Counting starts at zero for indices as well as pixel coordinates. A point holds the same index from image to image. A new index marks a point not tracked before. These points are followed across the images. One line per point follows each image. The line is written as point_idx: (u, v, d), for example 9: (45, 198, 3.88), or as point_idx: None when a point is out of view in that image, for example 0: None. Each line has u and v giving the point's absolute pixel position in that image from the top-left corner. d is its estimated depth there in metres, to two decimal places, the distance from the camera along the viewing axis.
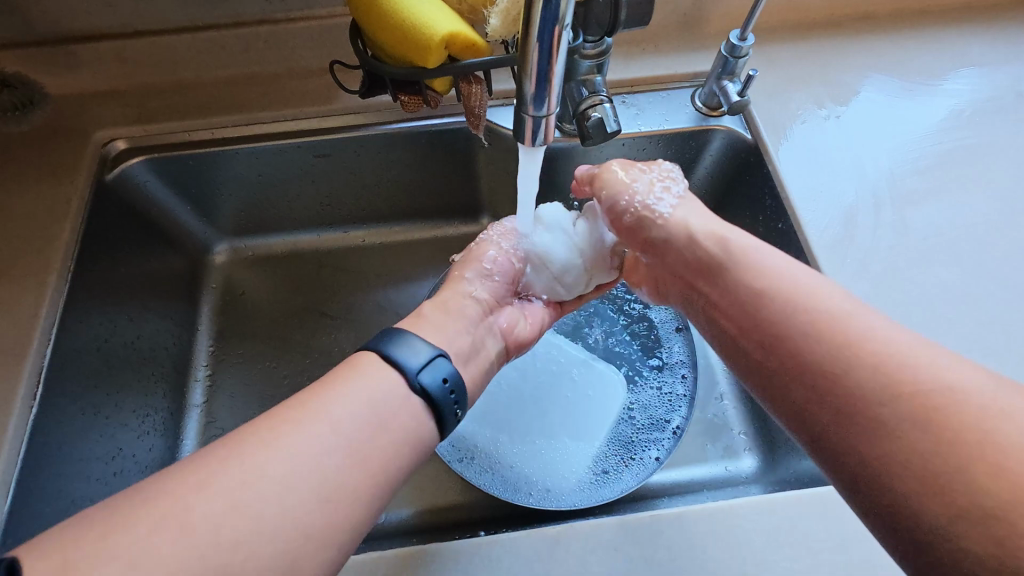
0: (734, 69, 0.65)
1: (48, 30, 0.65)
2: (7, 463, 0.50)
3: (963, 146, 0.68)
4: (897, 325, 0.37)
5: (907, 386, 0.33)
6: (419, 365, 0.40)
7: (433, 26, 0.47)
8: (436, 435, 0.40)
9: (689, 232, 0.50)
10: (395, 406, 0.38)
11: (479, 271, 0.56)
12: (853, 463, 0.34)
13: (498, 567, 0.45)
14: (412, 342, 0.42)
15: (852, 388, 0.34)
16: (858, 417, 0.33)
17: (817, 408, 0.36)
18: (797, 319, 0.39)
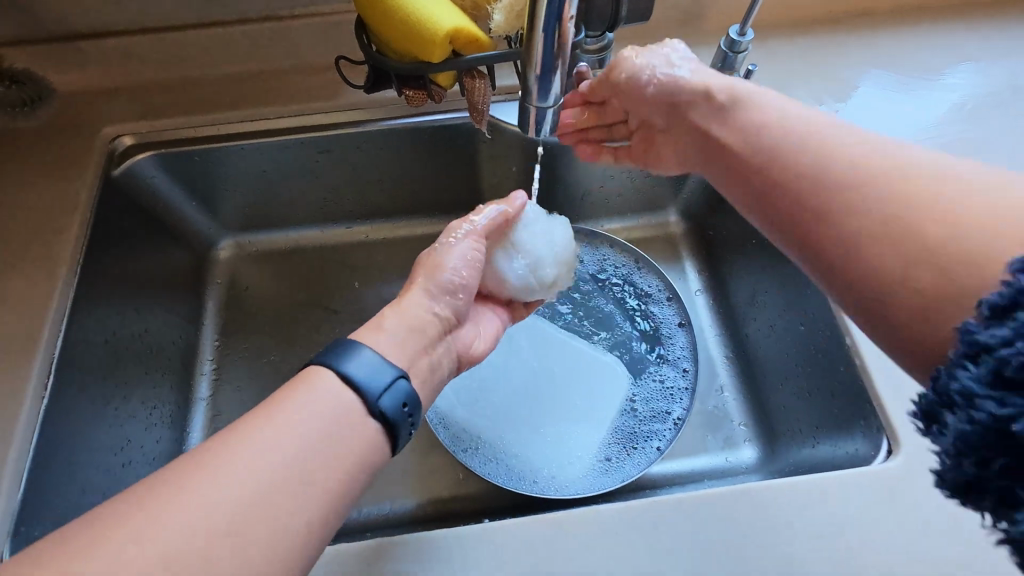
0: (734, 64, 0.65)
1: (54, 27, 0.66)
2: (19, 452, 0.51)
3: (961, 140, 0.68)
4: (899, 150, 0.40)
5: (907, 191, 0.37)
6: (381, 390, 0.39)
7: (437, 21, 0.47)
8: (389, 454, 0.39)
9: (706, 90, 0.51)
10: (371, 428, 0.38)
11: (440, 286, 0.50)
12: (838, 259, 0.39)
13: (501, 552, 0.45)
14: (368, 355, 0.40)
15: (857, 199, 0.38)
16: (846, 220, 0.38)
17: (812, 221, 0.41)
18: (805, 147, 0.43)
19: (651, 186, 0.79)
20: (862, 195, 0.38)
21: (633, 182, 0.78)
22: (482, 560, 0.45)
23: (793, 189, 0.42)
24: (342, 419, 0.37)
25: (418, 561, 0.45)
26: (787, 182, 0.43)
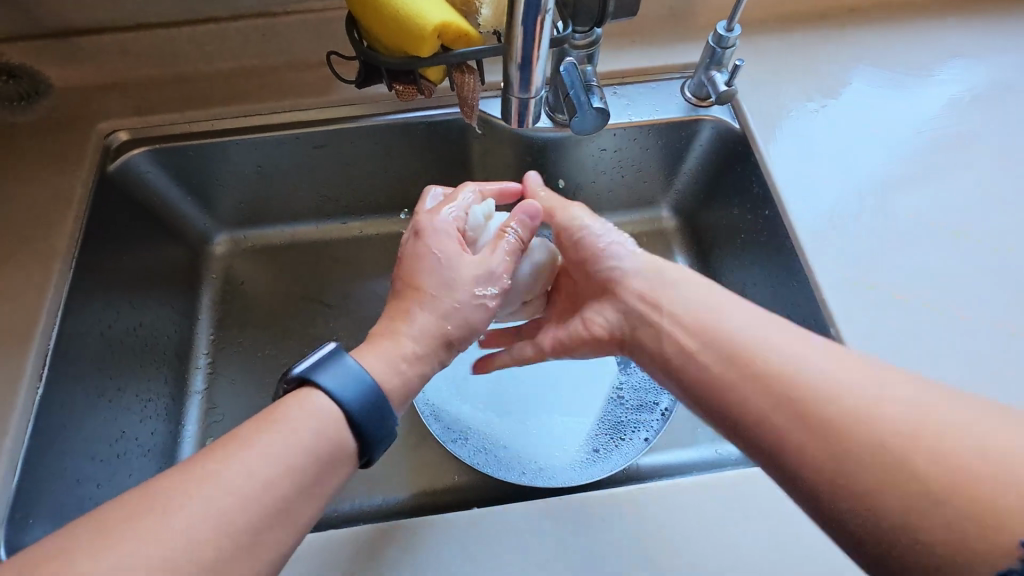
0: (722, 59, 0.66)
1: (49, 22, 0.67)
2: (15, 441, 0.52)
3: (945, 134, 0.69)
4: (825, 352, 0.41)
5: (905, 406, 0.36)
6: (375, 424, 0.41)
7: (425, 15, 0.48)
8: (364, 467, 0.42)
9: (652, 268, 0.54)
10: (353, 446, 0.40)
11: (456, 304, 0.50)
12: (808, 475, 0.37)
13: (491, 538, 0.47)
14: (355, 371, 0.41)
15: (815, 436, 0.37)
16: (807, 453, 0.37)
17: (768, 434, 0.39)
18: (780, 348, 0.42)
19: (642, 182, 0.80)
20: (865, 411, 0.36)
21: (624, 177, 0.79)
22: (472, 545, 0.46)
23: (774, 389, 0.40)
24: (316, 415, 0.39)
25: (409, 547, 0.46)
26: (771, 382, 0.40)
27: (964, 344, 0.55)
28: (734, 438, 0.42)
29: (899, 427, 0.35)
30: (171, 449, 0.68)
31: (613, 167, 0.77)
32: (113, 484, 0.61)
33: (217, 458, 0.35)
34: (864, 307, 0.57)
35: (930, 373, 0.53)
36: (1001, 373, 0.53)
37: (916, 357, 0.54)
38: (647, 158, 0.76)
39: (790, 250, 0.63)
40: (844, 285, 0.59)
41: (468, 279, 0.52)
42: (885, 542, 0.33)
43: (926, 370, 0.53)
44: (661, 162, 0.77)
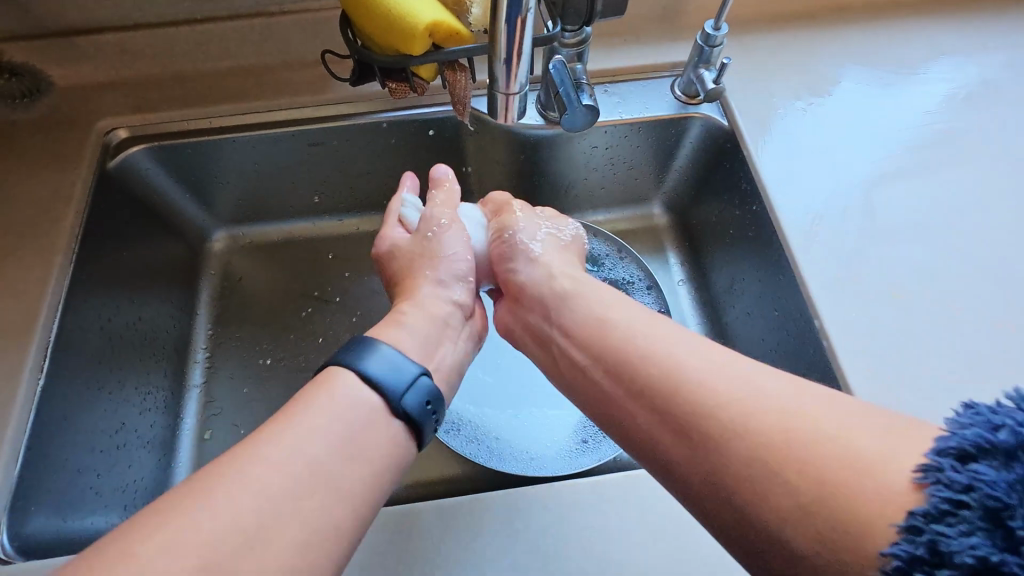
0: (710, 57, 0.67)
1: (49, 23, 0.68)
2: (17, 431, 0.53)
3: (930, 131, 0.71)
4: (702, 361, 0.43)
5: (790, 414, 0.37)
6: (402, 390, 0.43)
7: (416, 15, 0.49)
8: (414, 446, 0.43)
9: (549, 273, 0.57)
10: (385, 426, 0.41)
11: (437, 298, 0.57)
12: (704, 493, 0.38)
13: (482, 524, 0.49)
14: (387, 354, 0.45)
15: (704, 450, 0.38)
16: (701, 469, 0.38)
17: (665, 452, 0.40)
18: (678, 357, 0.43)
19: (634, 178, 0.81)
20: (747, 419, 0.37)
21: (616, 174, 0.80)
22: (464, 531, 0.48)
23: (662, 405, 0.41)
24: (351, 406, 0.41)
25: (403, 532, 0.48)
26: (666, 395, 0.41)
27: (945, 335, 0.57)
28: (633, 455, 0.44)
29: (777, 433, 0.36)
30: (170, 441, 0.70)
31: (605, 164, 0.78)
32: (113, 475, 0.62)
33: (240, 462, 0.36)
34: (848, 301, 0.59)
35: (911, 365, 0.55)
36: (1001, 373, 0.54)
37: (899, 349, 0.56)
38: (639, 155, 0.77)
39: (777, 245, 0.64)
40: (827, 277, 0.60)
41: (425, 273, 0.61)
42: (767, 545, 0.35)
43: (908, 362, 0.55)
44: (651, 159, 0.78)
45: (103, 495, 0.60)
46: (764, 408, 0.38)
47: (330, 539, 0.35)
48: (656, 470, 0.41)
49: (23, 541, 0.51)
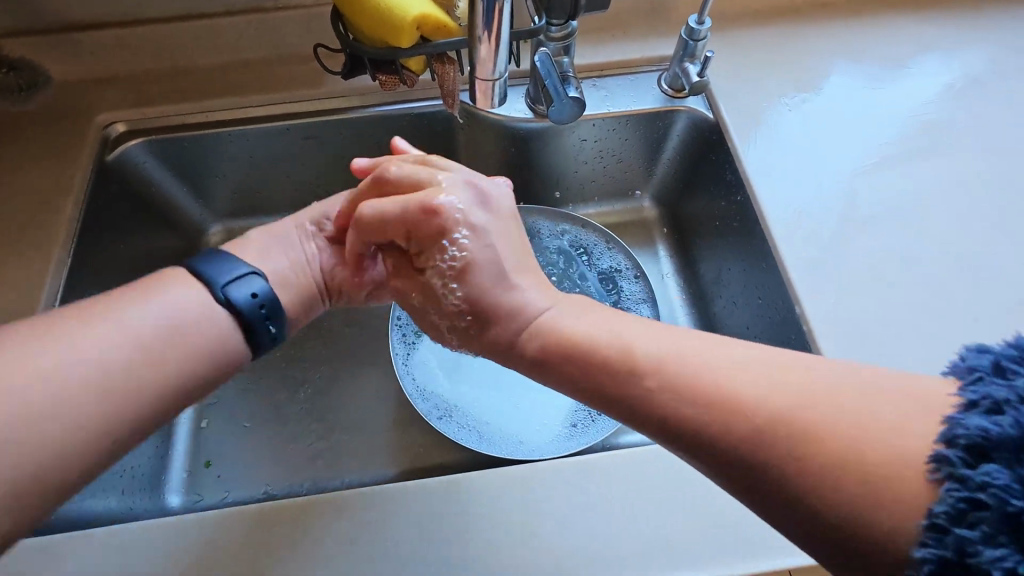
0: (695, 51, 0.69)
1: (49, 17, 0.69)
2: None
3: (912, 125, 0.72)
4: (679, 341, 0.41)
5: (760, 378, 0.37)
6: (226, 281, 0.49)
7: (405, 8, 0.51)
8: (244, 343, 0.49)
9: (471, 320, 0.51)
10: (203, 313, 0.47)
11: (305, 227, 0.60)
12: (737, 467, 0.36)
13: (470, 503, 0.50)
14: (224, 258, 0.51)
15: (717, 425, 0.36)
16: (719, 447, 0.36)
17: (676, 434, 0.38)
18: (640, 346, 0.41)
19: (623, 172, 0.82)
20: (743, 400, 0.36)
21: (605, 167, 0.81)
22: (452, 511, 0.50)
23: (658, 385, 0.39)
24: (177, 296, 0.47)
25: (393, 512, 0.50)
26: (659, 376, 0.39)
27: (925, 323, 0.58)
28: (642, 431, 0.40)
29: (772, 407, 0.35)
30: (167, 428, 0.71)
31: (594, 157, 0.80)
32: None
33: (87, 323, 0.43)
34: (831, 289, 0.60)
35: (892, 351, 0.56)
36: None
37: (880, 336, 0.57)
38: (627, 148, 0.79)
39: (761, 236, 0.66)
40: (810, 266, 0.62)
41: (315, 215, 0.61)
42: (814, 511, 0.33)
43: (889, 348, 0.56)
44: (640, 152, 0.80)
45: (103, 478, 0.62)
46: (747, 385, 0.36)
47: (125, 402, 0.41)
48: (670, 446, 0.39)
49: None
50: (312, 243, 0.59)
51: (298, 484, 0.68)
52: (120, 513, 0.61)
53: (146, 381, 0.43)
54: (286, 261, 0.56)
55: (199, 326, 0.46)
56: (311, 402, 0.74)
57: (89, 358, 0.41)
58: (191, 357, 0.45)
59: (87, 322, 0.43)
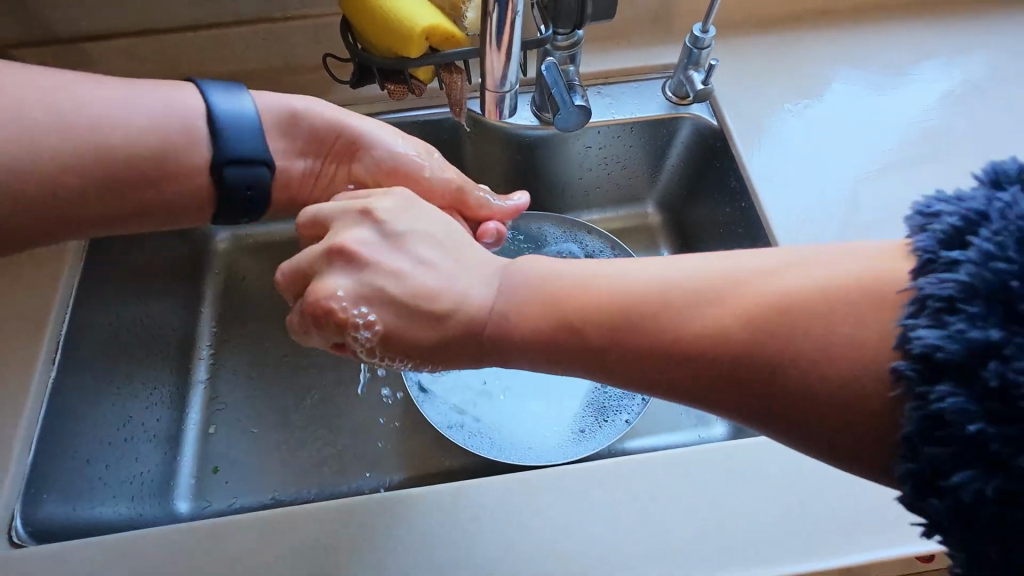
0: (699, 59, 0.70)
1: (60, 28, 0.70)
2: (31, 418, 0.57)
3: (915, 132, 0.73)
4: (654, 280, 0.40)
5: (708, 302, 0.37)
6: (237, 157, 0.53)
7: (414, 19, 0.52)
8: (213, 209, 0.55)
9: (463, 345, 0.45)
10: (199, 169, 0.52)
11: (339, 138, 0.58)
12: (753, 406, 0.36)
13: (479, 510, 0.50)
14: (251, 128, 0.54)
15: (702, 363, 0.37)
16: (723, 390, 0.37)
17: (681, 386, 0.38)
18: (613, 291, 0.40)
19: (627, 178, 0.83)
20: (687, 329, 0.37)
21: (610, 174, 0.82)
22: (462, 518, 0.50)
23: (639, 339, 0.39)
24: (177, 141, 0.51)
25: (404, 520, 0.50)
26: (645, 330, 0.38)
27: None
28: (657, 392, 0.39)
29: (741, 338, 0.36)
30: (177, 434, 0.71)
31: (599, 164, 0.80)
32: (121, 468, 0.64)
33: (115, 114, 0.49)
34: None
35: None
36: None
37: None
38: (632, 154, 0.79)
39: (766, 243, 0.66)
40: None
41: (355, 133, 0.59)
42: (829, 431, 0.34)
43: None
44: (644, 159, 0.80)
45: (112, 486, 0.62)
46: (688, 318, 0.37)
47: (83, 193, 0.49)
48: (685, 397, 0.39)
49: (37, 526, 0.53)
50: (332, 164, 0.59)
51: (305, 490, 0.69)
52: (129, 520, 0.61)
53: (71, 207, 0.49)
54: (300, 164, 0.58)
55: (176, 184, 0.52)
56: (318, 408, 0.74)
57: (63, 150, 0.47)
58: (162, 188, 0.52)
59: (105, 101, 0.49)
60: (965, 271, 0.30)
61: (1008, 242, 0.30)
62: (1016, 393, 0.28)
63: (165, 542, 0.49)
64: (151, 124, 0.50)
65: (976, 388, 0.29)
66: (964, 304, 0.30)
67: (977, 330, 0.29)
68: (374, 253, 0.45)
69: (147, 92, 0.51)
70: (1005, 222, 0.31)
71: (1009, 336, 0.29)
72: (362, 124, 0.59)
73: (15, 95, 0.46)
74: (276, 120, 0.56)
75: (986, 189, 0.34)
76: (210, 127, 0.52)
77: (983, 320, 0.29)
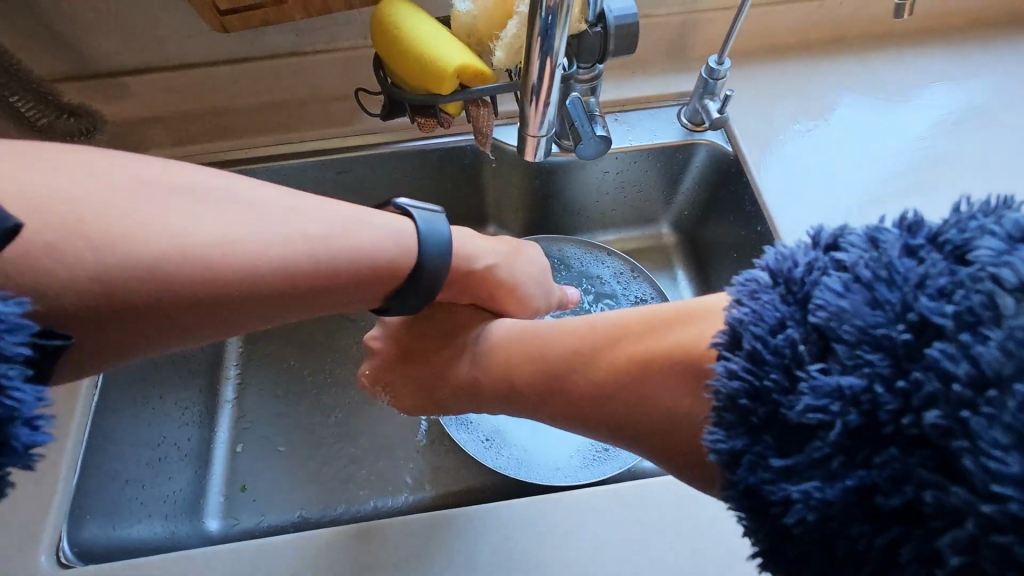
0: (714, 89, 0.72)
1: (102, 63, 0.73)
2: (75, 442, 0.59)
3: (926, 155, 0.74)
4: (567, 332, 0.49)
5: (597, 356, 0.46)
6: (426, 285, 0.53)
7: (446, 59, 0.54)
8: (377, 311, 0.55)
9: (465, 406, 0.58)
10: (379, 292, 0.52)
11: (501, 286, 0.59)
12: (625, 428, 0.44)
13: (513, 529, 0.52)
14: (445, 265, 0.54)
15: (584, 392, 0.46)
16: (603, 415, 0.45)
17: (574, 412, 0.47)
18: (549, 343, 0.49)
19: (643, 200, 0.85)
20: (575, 384, 0.46)
21: (626, 197, 0.84)
22: (496, 535, 0.51)
23: (545, 376, 0.48)
24: (381, 269, 0.50)
25: (443, 539, 0.51)
26: (550, 369, 0.48)
27: None
28: (567, 420, 0.48)
29: (609, 371, 0.45)
30: (207, 453, 0.74)
31: (615, 188, 0.83)
32: (156, 487, 0.66)
33: (325, 235, 0.48)
34: None
35: None
36: None
37: None
38: (647, 179, 0.82)
39: None
40: None
41: (514, 279, 0.60)
42: (680, 452, 0.41)
43: None
44: (659, 183, 0.83)
45: (148, 504, 0.64)
46: (578, 375, 0.46)
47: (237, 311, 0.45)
48: (583, 425, 0.47)
49: (83, 546, 0.55)
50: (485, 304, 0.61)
51: (331, 508, 0.70)
52: (166, 538, 0.63)
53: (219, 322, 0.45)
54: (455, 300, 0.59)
55: (349, 302, 0.51)
56: (343, 426, 0.76)
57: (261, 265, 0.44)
58: (318, 307, 0.49)
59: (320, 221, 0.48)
60: (718, 383, 0.36)
61: (751, 356, 0.35)
62: (768, 499, 0.33)
63: (207, 562, 0.51)
64: (353, 251, 0.49)
65: (735, 491, 0.34)
66: (722, 413, 0.35)
67: (728, 439, 0.35)
68: (386, 342, 0.62)
69: (369, 217, 0.51)
70: (754, 334, 0.36)
71: (751, 445, 0.34)
72: (517, 268, 0.61)
73: (234, 210, 0.45)
74: (458, 270, 0.57)
75: (760, 285, 0.38)
76: (418, 263, 0.52)
77: (733, 430, 0.35)
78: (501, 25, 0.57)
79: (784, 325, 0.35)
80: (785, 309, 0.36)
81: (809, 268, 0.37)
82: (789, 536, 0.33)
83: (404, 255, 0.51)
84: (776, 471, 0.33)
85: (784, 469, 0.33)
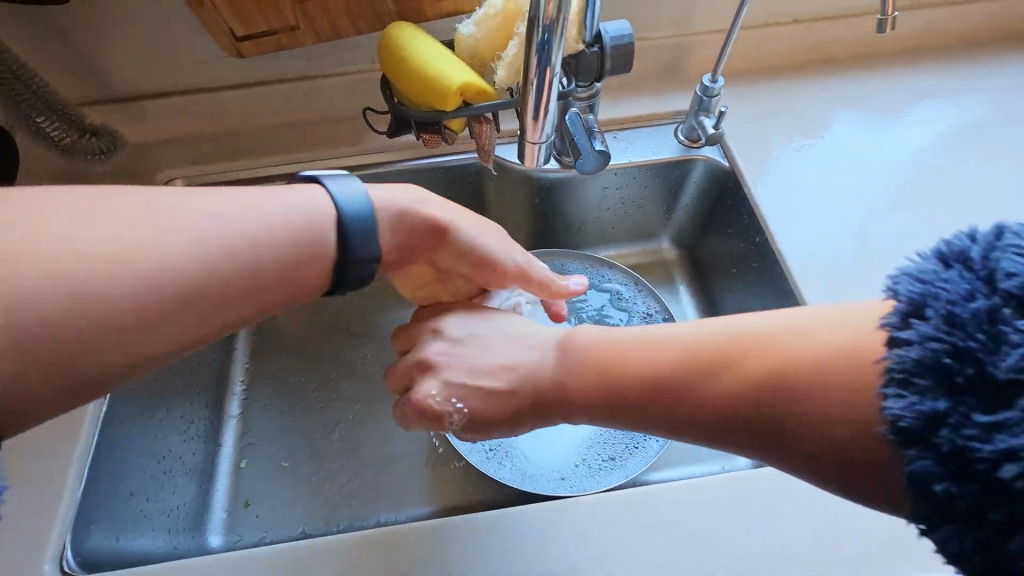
0: (709, 106, 0.75)
1: (124, 87, 0.76)
2: (82, 455, 0.60)
3: (917, 169, 0.76)
4: (689, 335, 0.46)
5: (735, 361, 0.42)
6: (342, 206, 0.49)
7: (450, 78, 0.57)
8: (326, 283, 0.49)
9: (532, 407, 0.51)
10: (312, 259, 0.47)
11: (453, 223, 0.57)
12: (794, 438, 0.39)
13: (516, 536, 0.51)
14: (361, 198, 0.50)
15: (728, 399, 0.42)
16: (757, 423, 0.41)
17: (716, 422, 0.42)
18: (671, 346, 0.46)
19: (644, 216, 0.87)
20: (716, 393, 0.42)
21: (627, 213, 0.86)
22: (498, 543, 0.51)
23: (678, 383, 0.44)
24: (309, 242, 0.47)
25: (445, 549, 0.51)
26: (678, 375, 0.44)
27: None
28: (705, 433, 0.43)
29: (753, 375, 0.41)
30: (211, 471, 0.73)
31: (616, 204, 0.84)
32: (159, 500, 0.66)
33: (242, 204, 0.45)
34: None
35: None
36: None
37: None
38: (646, 194, 0.84)
39: (780, 274, 0.69)
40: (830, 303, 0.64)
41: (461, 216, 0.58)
42: (861, 458, 0.37)
43: None
44: (659, 197, 0.84)
45: (152, 518, 0.64)
46: (713, 382, 0.42)
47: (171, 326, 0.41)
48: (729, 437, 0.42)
49: (85, 557, 0.55)
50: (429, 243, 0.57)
51: (334, 523, 0.70)
52: (165, 552, 0.62)
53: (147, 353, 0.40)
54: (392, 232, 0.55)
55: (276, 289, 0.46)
56: (347, 440, 0.76)
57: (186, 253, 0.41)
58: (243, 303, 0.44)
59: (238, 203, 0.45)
60: (907, 351, 0.35)
61: (948, 320, 0.34)
62: (973, 458, 0.32)
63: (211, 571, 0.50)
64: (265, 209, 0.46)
65: (933, 455, 0.33)
66: (914, 380, 0.34)
67: (925, 401, 0.33)
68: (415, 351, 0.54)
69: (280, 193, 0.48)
70: (944, 302, 0.35)
71: (954, 406, 0.33)
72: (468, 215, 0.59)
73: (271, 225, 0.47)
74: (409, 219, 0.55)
75: (930, 267, 0.37)
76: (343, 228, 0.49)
77: (929, 393, 0.33)
78: (503, 46, 0.60)
79: (975, 295, 0.35)
80: (971, 282, 0.35)
81: (988, 243, 0.36)
82: (1003, 493, 0.31)
83: (319, 226, 0.47)
84: (983, 428, 0.32)
85: (992, 425, 0.32)
